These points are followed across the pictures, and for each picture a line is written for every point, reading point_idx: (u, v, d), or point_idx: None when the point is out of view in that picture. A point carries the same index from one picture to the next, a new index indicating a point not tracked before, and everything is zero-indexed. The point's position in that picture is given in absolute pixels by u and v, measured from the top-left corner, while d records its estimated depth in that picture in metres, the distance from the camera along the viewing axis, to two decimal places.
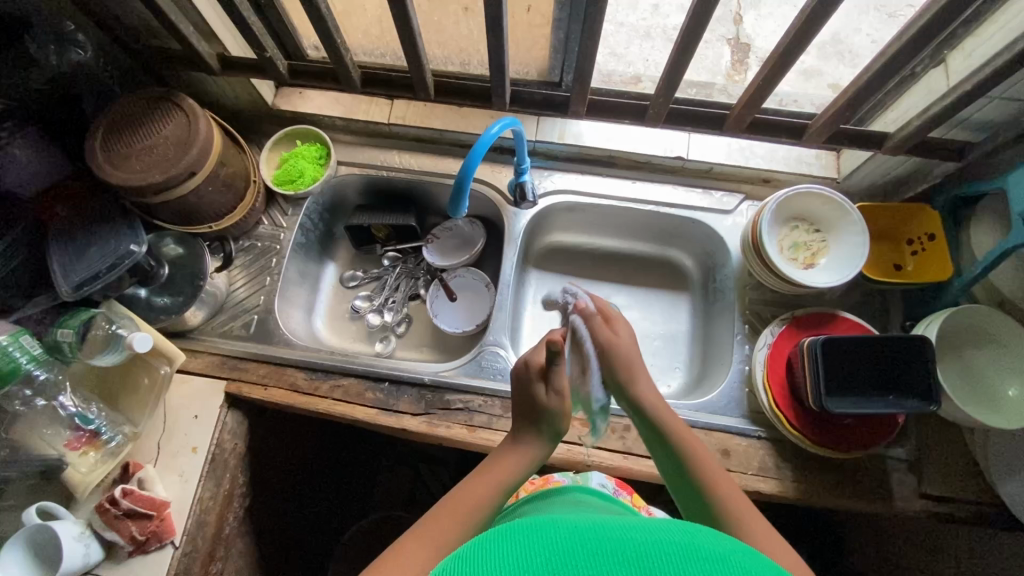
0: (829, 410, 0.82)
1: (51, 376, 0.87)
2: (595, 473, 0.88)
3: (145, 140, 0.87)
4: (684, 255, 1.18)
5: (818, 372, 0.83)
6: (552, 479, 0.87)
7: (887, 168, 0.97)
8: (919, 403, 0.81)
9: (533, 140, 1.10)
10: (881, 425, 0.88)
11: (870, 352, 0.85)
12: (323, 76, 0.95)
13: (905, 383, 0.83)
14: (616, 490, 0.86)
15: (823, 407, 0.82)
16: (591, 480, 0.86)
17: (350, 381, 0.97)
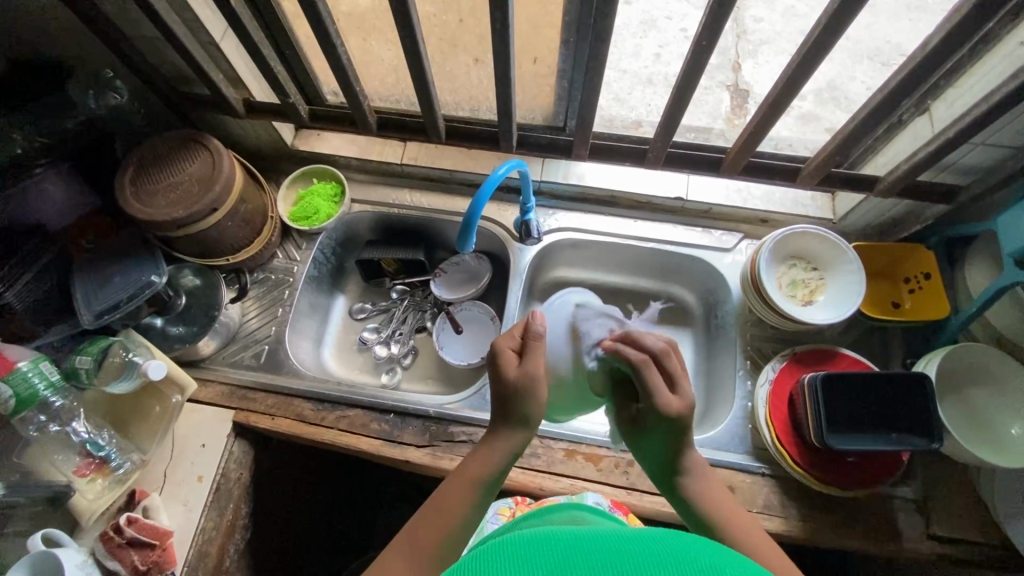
0: (831, 447, 0.82)
1: (67, 403, 0.89)
2: (589, 492, 0.90)
3: (172, 177, 0.92)
4: (685, 292, 1.20)
5: (819, 408, 0.84)
6: (549, 500, 0.89)
7: (881, 209, 1.01)
8: (921, 441, 0.81)
9: (538, 180, 1.14)
10: (885, 463, 0.88)
11: (876, 388, 0.85)
12: (342, 119, 1.00)
13: (908, 422, 0.83)
14: (611, 508, 0.88)
15: (825, 444, 0.82)
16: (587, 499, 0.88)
17: (355, 412, 0.99)
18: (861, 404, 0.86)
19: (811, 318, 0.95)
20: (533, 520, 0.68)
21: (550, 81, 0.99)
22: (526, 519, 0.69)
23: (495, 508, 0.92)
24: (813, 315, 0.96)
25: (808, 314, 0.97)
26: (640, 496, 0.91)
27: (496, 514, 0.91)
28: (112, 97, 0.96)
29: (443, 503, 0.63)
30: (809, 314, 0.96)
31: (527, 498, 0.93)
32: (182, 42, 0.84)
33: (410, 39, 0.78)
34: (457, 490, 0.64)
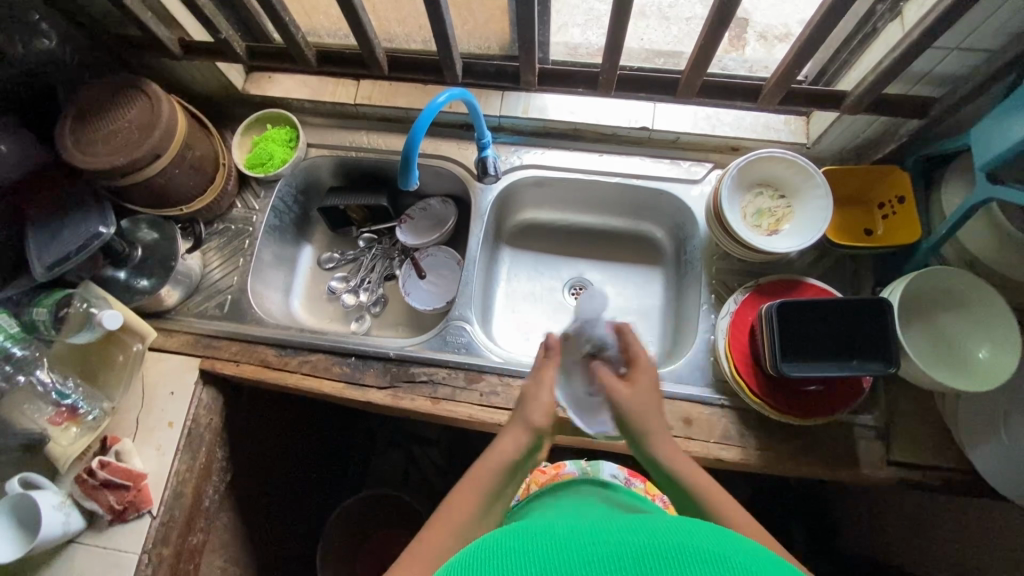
0: (785, 375, 0.80)
1: (28, 354, 0.90)
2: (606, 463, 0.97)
3: (110, 125, 0.90)
4: (655, 228, 1.18)
5: (773, 337, 0.82)
6: (563, 468, 0.95)
7: (854, 130, 0.95)
8: (879, 367, 0.79)
9: (497, 115, 1.09)
10: (846, 391, 0.86)
11: (848, 326, 0.82)
12: (280, 56, 0.95)
13: (867, 348, 0.81)
14: (628, 480, 0.95)
15: (779, 373, 0.81)
16: (602, 470, 0.95)
17: (318, 356, 1.00)
18: (832, 342, 0.83)
19: (772, 247, 0.91)
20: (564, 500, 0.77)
21: (500, 5, 0.94)
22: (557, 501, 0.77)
23: (511, 482, 0.96)
24: (778, 244, 0.92)
25: (772, 245, 0.92)
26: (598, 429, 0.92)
27: (513, 487, 0.95)
28: (41, 42, 0.90)
29: (446, 524, 0.63)
30: (772, 245, 0.92)
31: (540, 464, 0.98)
32: None
33: None
34: (468, 491, 0.66)
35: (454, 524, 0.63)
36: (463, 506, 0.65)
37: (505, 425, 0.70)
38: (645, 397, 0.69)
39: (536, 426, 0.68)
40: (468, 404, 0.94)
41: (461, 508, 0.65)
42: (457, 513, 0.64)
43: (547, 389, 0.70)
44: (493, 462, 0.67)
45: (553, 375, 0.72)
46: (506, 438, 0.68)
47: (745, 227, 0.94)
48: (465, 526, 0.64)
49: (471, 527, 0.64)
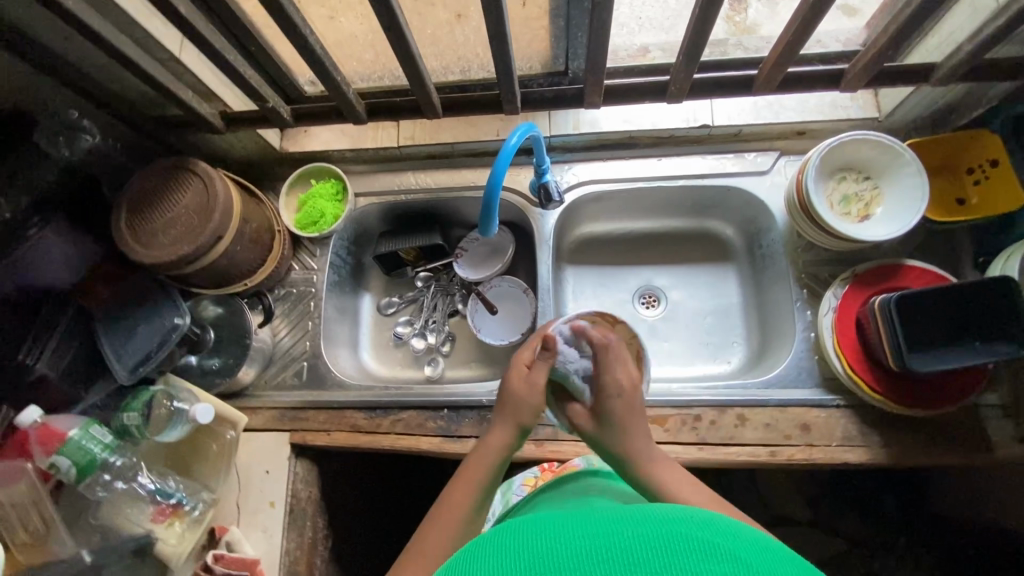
0: (912, 369, 0.77)
1: (126, 460, 0.87)
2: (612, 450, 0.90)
3: (167, 214, 0.86)
4: (722, 224, 1.14)
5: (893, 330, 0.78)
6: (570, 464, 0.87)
7: (935, 96, 0.90)
8: (1011, 348, 0.75)
9: (548, 136, 1.05)
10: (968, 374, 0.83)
11: (948, 320, 0.79)
12: (326, 113, 0.91)
13: (992, 329, 0.77)
14: None
15: (904, 367, 0.77)
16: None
17: (409, 414, 0.96)
18: (926, 336, 0.80)
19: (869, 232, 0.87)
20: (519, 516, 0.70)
21: (543, 24, 0.91)
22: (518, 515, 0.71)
23: (522, 481, 0.90)
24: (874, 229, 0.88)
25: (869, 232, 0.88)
26: (713, 449, 0.88)
27: (523, 486, 0.89)
28: (85, 140, 0.87)
29: (439, 536, 0.61)
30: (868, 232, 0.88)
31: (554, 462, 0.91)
32: (136, 65, 0.75)
33: (386, 13, 0.68)
34: (456, 496, 0.65)
35: (455, 520, 0.63)
36: (453, 517, 0.63)
37: (493, 420, 0.71)
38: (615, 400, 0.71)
39: (512, 418, 0.69)
40: (573, 442, 0.91)
41: (458, 500, 0.64)
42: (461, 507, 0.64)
43: (521, 378, 0.70)
44: (480, 456, 0.68)
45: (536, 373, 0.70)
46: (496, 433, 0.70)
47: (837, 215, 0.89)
48: (465, 518, 0.63)
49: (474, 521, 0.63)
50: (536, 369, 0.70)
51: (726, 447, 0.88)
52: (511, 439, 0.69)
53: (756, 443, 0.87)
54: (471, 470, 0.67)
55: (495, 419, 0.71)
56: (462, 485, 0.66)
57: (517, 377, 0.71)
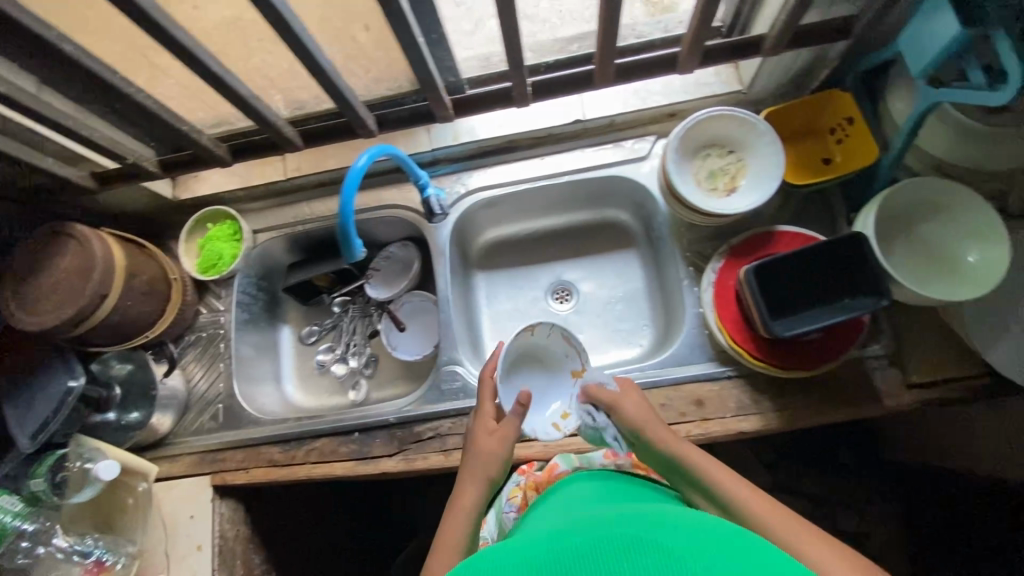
0: (779, 335, 0.78)
1: (40, 526, 0.88)
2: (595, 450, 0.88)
3: (47, 279, 0.87)
4: (619, 211, 1.16)
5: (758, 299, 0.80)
6: (556, 468, 0.86)
7: (784, 63, 0.91)
8: (872, 301, 0.76)
9: (430, 149, 1.07)
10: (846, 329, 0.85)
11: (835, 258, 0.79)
12: (195, 160, 0.92)
13: (855, 285, 0.79)
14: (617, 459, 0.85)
15: (772, 334, 0.79)
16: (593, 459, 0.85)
17: (322, 441, 0.98)
18: (815, 277, 0.81)
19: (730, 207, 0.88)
20: (554, 504, 0.72)
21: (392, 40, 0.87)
22: (562, 500, 0.72)
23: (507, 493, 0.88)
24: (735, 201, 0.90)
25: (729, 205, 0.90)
26: None
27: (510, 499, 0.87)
28: None
29: None
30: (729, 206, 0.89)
31: (535, 465, 0.90)
32: None
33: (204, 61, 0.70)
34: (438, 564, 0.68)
35: None
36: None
37: (461, 482, 0.76)
38: (635, 404, 0.79)
39: (485, 470, 0.75)
40: None
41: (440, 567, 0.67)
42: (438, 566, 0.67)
43: (489, 430, 0.79)
44: (455, 519, 0.72)
45: (489, 415, 0.81)
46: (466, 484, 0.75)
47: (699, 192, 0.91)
48: None
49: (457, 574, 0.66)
50: (504, 425, 0.78)
51: None
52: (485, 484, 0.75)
53: None
54: (455, 525, 0.71)
55: (467, 475, 0.76)
56: (444, 554, 0.68)
57: (479, 425, 0.80)
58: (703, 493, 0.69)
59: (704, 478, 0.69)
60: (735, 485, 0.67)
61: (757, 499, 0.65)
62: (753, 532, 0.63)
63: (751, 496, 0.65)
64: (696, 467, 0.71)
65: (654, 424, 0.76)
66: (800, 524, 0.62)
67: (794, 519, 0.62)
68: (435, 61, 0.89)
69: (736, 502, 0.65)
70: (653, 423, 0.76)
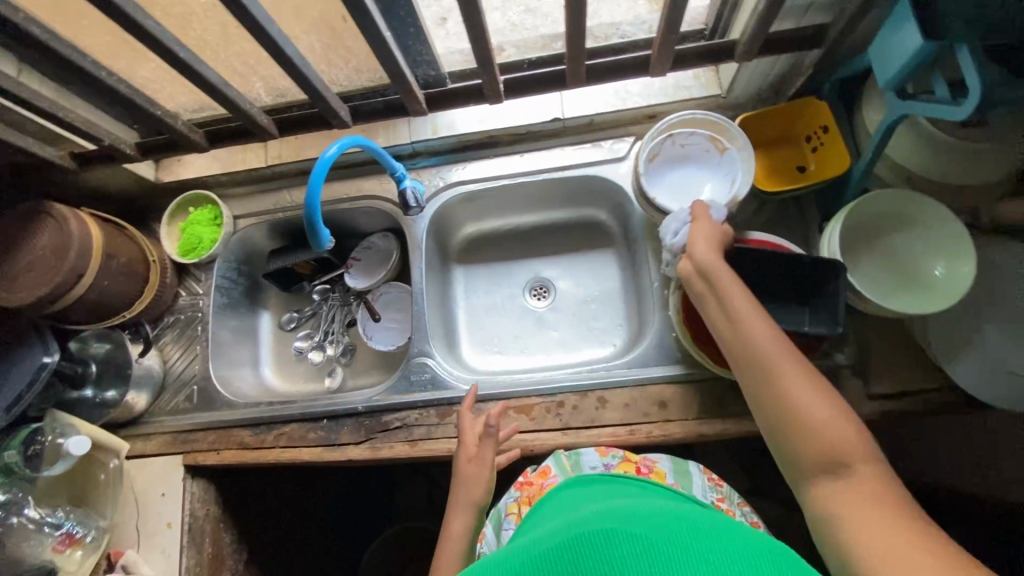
0: None
1: (11, 496, 0.90)
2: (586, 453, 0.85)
3: (24, 256, 0.89)
4: (598, 211, 1.16)
5: None
6: (548, 473, 0.83)
7: (760, 69, 0.91)
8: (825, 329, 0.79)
9: (409, 142, 1.07)
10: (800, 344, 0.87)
11: (785, 271, 0.81)
12: (174, 144, 0.93)
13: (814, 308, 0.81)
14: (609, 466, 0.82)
15: None
16: (584, 463, 0.83)
17: (292, 427, 1.00)
18: (769, 287, 0.82)
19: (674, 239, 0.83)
20: (547, 512, 0.69)
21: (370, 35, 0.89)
22: (570, 498, 0.69)
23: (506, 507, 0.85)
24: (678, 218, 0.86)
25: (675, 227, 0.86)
26: (576, 433, 0.91)
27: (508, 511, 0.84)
28: None
29: None
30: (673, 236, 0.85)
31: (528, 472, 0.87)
32: None
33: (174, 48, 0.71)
34: None
35: None
36: None
37: (450, 513, 0.82)
38: (736, 292, 0.70)
39: (469, 498, 0.81)
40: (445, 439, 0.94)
41: None
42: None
43: (468, 459, 0.84)
44: (448, 547, 0.79)
45: (469, 443, 0.86)
46: (455, 519, 0.81)
47: (692, 169, 0.93)
48: None
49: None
50: (481, 454, 0.83)
51: (587, 430, 0.90)
52: (471, 515, 0.81)
53: (616, 423, 0.90)
54: (446, 556, 0.78)
55: (454, 506, 0.82)
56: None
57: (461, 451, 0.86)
58: (770, 406, 0.65)
59: (775, 390, 0.64)
60: (792, 381, 0.64)
61: (828, 415, 0.61)
62: (824, 451, 0.60)
63: (823, 409, 0.62)
64: (767, 368, 0.65)
65: (747, 316, 0.68)
66: (864, 442, 0.60)
67: (863, 437, 0.60)
68: (409, 54, 0.89)
69: (801, 406, 0.62)
70: (729, 281, 0.71)
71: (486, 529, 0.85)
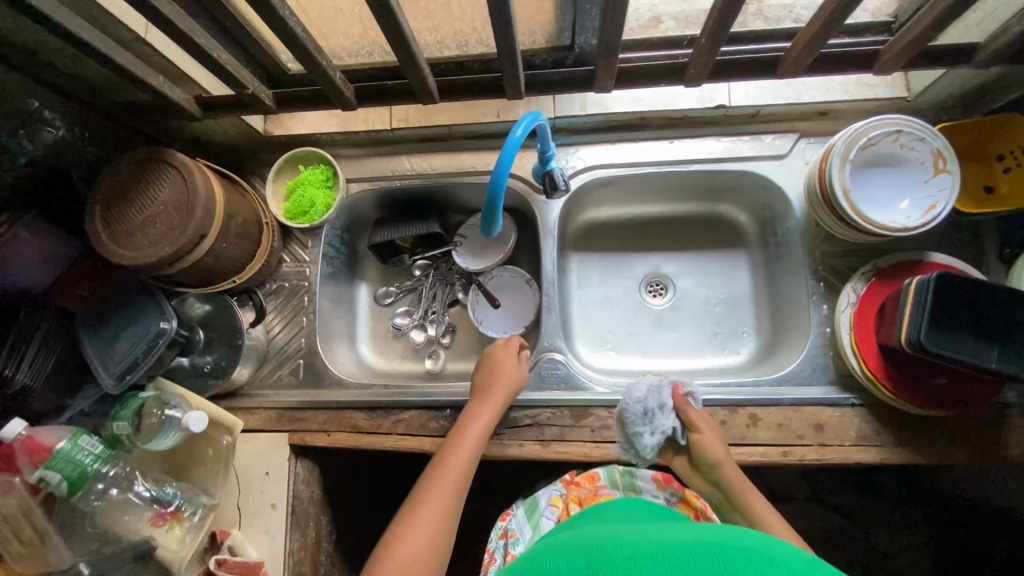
0: (932, 354, 0.73)
1: (118, 470, 0.85)
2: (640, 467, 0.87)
3: (143, 211, 0.79)
4: (734, 209, 1.09)
5: (920, 312, 0.74)
6: (598, 481, 0.85)
7: (970, 76, 0.83)
8: None
9: (552, 117, 0.98)
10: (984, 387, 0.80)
11: (987, 303, 0.75)
12: (314, 98, 0.84)
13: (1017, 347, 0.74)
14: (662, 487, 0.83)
15: (921, 348, 0.73)
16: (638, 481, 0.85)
17: (411, 414, 0.94)
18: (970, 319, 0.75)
19: (648, 453, 0.84)
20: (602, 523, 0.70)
21: None
22: (610, 514, 0.72)
23: (547, 500, 0.85)
24: (635, 392, 0.85)
25: (646, 408, 0.84)
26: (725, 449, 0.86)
27: (550, 507, 0.84)
28: (48, 133, 0.79)
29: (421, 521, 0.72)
30: (652, 428, 0.84)
31: (573, 475, 0.88)
32: (98, 50, 0.67)
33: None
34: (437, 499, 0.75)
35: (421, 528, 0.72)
36: (430, 526, 0.72)
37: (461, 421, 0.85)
38: (715, 448, 0.81)
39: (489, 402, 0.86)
40: (580, 442, 0.89)
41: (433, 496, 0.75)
42: (433, 500, 0.75)
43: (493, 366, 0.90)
44: (455, 456, 0.80)
45: (496, 360, 0.91)
46: (462, 443, 0.82)
47: (886, 176, 0.85)
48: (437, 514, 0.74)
49: (439, 524, 0.73)
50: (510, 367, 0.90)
51: (737, 448, 0.85)
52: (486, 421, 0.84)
53: (768, 442, 0.86)
54: (451, 461, 0.79)
55: (471, 410, 0.86)
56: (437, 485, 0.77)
57: (484, 361, 0.92)
58: None
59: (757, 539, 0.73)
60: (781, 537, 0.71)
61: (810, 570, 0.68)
62: None
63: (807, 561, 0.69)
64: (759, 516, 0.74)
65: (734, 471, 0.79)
66: None
67: None
68: (578, 20, 0.77)
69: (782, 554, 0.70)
70: (742, 481, 0.79)
71: (524, 506, 0.87)
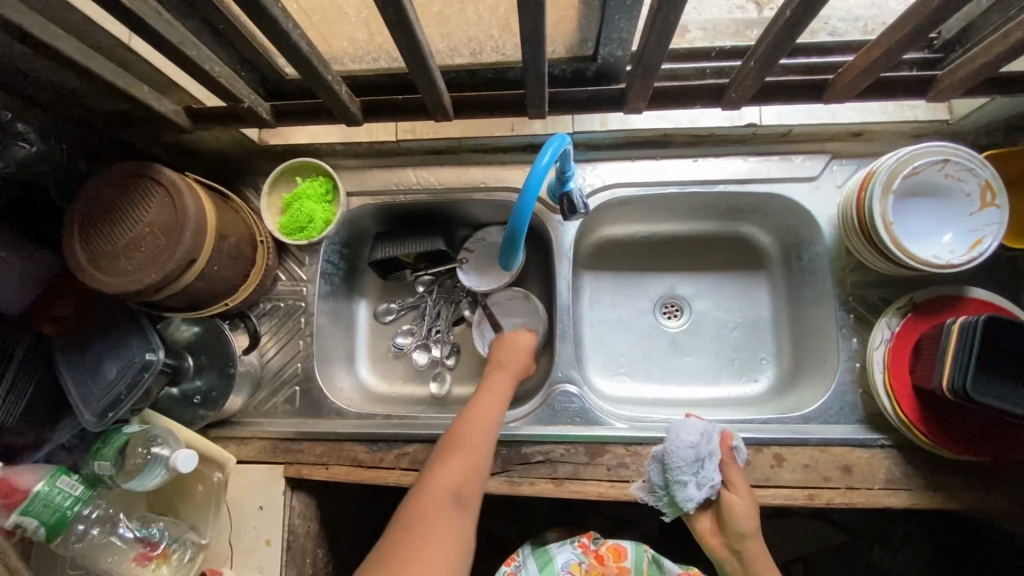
0: (974, 399, 0.69)
1: (101, 512, 0.80)
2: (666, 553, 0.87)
3: (126, 233, 0.72)
4: (757, 230, 1.04)
5: (966, 354, 0.70)
6: (620, 554, 0.86)
7: (1019, 102, 0.78)
8: None
9: (570, 132, 0.92)
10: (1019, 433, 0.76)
11: None
12: (315, 111, 0.77)
13: None
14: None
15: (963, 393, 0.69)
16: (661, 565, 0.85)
17: (415, 447, 0.88)
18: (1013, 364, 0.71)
19: (688, 505, 0.78)
20: None
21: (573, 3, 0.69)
22: None
23: (565, 565, 0.86)
24: (684, 436, 0.79)
25: (695, 455, 0.78)
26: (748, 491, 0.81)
27: (568, 574, 0.85)
28: (20, 150, 0.70)
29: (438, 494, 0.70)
30: (697, 479, 0.78)
31: (591, 539, 0.88)
32: None
33: (391, 5, 0.55)
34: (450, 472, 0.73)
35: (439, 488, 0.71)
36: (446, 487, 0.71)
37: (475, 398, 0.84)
38: (746, 517, 0.76)
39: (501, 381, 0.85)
40: (595, 481, 0.84)
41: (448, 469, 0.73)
42: (447, 472, 0.73)
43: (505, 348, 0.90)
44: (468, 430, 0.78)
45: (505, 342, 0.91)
46: (479, 400, 0.82)
47: (927, 207, 0.80)
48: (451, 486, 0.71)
49: (458, 485, 0.72)
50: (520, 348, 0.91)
51: (762, 490, 0.81)
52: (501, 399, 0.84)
53: (794, 485, 0.81)
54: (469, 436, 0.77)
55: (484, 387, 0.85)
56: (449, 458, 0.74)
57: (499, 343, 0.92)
58: None
59: None
60: None
61: None
62: None
63: None
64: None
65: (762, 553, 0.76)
66: None
67: None
68: (606, 32, 0.70)
69: None
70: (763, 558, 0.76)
71: (536, 557, 0.88)
